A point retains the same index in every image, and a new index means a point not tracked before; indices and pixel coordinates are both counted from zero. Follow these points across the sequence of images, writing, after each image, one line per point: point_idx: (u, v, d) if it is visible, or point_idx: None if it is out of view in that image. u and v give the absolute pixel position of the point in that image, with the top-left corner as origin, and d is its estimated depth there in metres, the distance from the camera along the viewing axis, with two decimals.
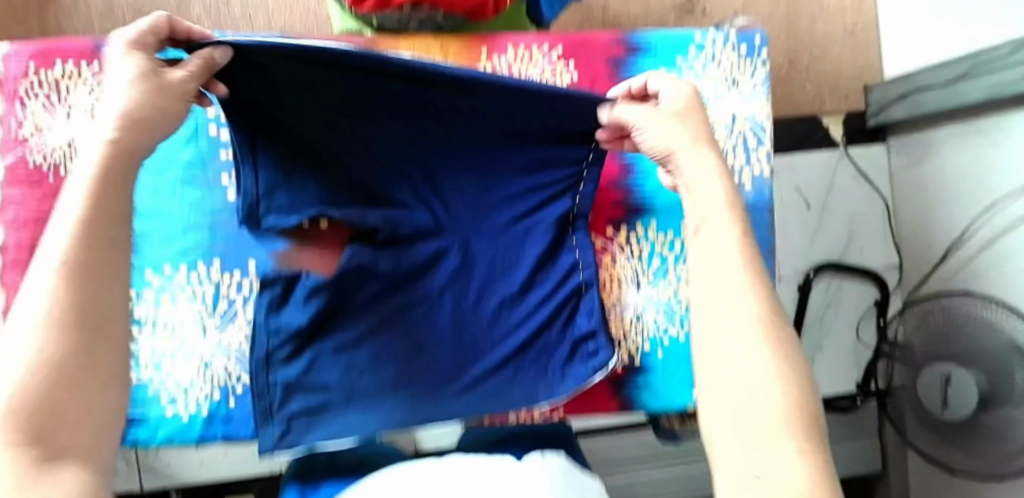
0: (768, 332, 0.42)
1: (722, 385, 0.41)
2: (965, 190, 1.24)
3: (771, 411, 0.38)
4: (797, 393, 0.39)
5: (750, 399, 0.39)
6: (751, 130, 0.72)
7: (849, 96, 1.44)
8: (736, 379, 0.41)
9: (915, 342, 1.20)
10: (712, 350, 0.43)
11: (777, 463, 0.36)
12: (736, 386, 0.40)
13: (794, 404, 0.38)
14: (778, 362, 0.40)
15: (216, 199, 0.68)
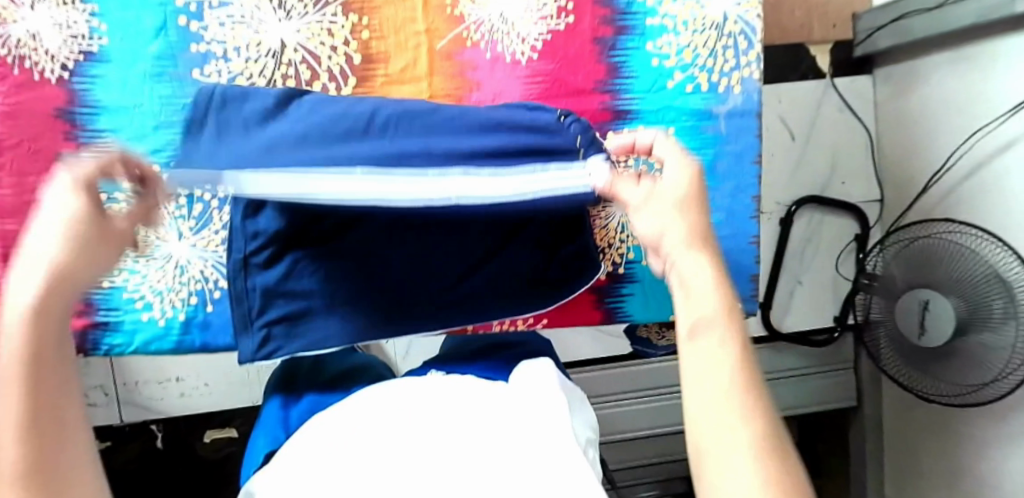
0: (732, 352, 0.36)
1: (697, 419, 0.34)
2: (950, 119, 1.24)
3: (737, 434, 0.32)
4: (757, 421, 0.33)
5: (715, 441, 0.33)
6: (742, 32, 0.69)
7: (838, 24, 1.42)
8: (709, 409, 0.34)
9: (893, 269, 1.19)
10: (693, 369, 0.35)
11: (749, 493, 0.30)
12: (708, 423, 0.33)
13: (753, 423, 0.33)
14: (738, 383, 0.34)
15: (187, 95, 0.66)
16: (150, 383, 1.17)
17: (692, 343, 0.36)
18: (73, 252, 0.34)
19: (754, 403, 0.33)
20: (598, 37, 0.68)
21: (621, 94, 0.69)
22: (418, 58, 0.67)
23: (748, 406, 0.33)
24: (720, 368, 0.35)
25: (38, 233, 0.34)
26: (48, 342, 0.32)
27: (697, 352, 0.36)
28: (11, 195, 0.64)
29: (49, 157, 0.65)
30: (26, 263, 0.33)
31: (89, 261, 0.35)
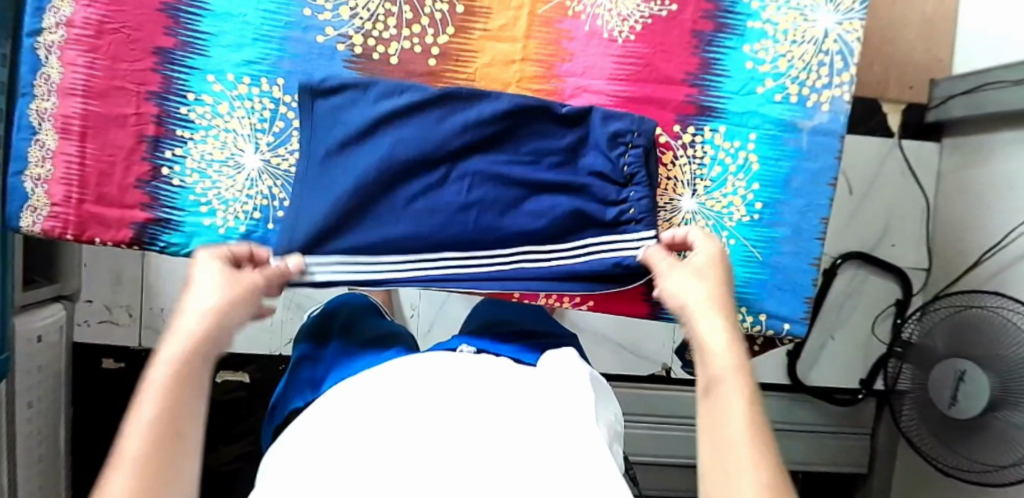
0: (743, 392, 0.45)
1: (711, 469, 0.42)
2: (1014, 198, 1.22)
3: (735, 448, 0.41)
4: (754, 439, 0.42)
5: (727, 486, 0.40)
6: (840, 52, 0.69)
7: (914, 86, 1.41)
8: (718, 459, 0.42)
9: (935, 340, 1.15)
10: (711, 410, 0.46)
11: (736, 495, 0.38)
12: (721, 469, 0.41)
13: (751, 444, 0.41)
14: (744, 417, 0.43)
15: (292, 13, 0.67)
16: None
17: (711, 401, 0.46)
18: (223, 310, 0.49)
19: (762, 447, 0.41)
20: (696, 30, 0.69)
21: (710, 90, 0.69)
22: (519, 19, 0.68)
23: (753, 445, 0.41)
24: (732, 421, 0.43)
25: (197, 302, 0.49)
26: (185, 376, 0.44)
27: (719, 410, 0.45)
28: (101, 76, 0.66)
29: (146, 49, 0.66)
30: (187, 325, 0.47)
31: (230, 317, 0.50)
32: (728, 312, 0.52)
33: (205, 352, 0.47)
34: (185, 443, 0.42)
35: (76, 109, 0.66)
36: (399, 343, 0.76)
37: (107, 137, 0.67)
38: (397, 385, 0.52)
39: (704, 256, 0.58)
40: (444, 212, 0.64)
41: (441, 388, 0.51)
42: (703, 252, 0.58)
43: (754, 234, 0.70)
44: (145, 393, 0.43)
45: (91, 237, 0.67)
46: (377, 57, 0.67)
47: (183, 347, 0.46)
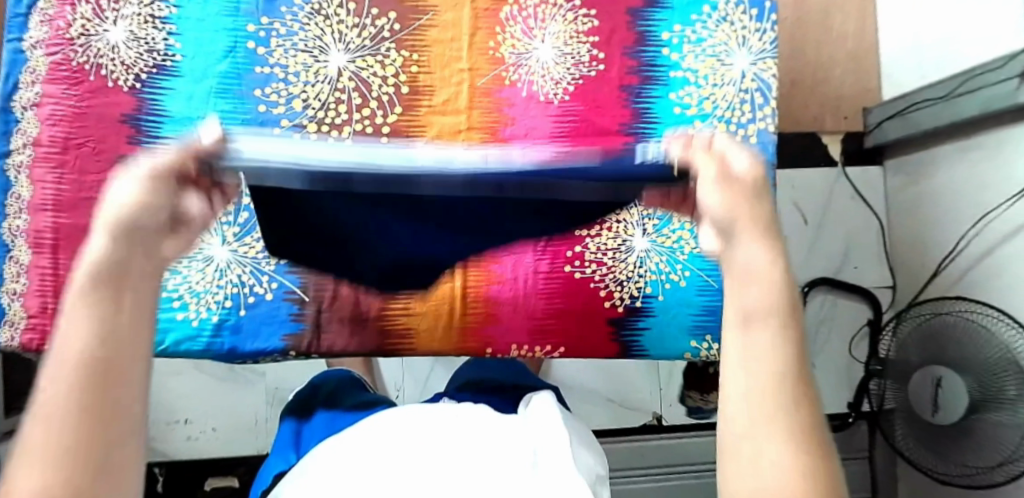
0: (781, 348, 0.36)
1: (735, 425, 0.35)
2: (959, 204, 1.28)
3: (759, 415, 0.34)
4: (785, 416, 0.34)
5: (750, 450, 0.34)
6: (759, 88, 0.75)
7: (849, 116, 1.51)
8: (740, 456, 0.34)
9: (909, 353, 1.17)
10: (737, 354, 0.37)
11: (759, 467, 0.33)
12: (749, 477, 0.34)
13: (780, 421, 0.34)
14: (776, 383, 0.35)
15: (248, 110, 0.70)
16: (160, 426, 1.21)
17: (747, 338, 0.37)
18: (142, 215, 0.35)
19: (791, 434, 0.33)
20: (624, 85, 0.74)
21: (646, 137, 0.74)
22: (461, 93, 0.73)
23: (795, 463, 0.33)
24: (744, 408, 0.35)
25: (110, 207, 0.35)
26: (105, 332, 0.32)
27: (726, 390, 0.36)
28: (70, 189, 0.69)
29: (111, 159, 0.69)
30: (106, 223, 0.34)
31: (141, 225, 0.35)
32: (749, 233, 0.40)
33: (120, 274, 0.34)
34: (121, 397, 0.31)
35: (47, 223, 0.69)
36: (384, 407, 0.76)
37: (78, 247, 0.69)
38: (369, 446, 0.53)
39: (742, 165, 0.40)
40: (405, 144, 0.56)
41: (412, 446, 0.51)
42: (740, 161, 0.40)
43: (708, 264, 0.73)
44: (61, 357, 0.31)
45: None
46: (332, 141, 0.71)
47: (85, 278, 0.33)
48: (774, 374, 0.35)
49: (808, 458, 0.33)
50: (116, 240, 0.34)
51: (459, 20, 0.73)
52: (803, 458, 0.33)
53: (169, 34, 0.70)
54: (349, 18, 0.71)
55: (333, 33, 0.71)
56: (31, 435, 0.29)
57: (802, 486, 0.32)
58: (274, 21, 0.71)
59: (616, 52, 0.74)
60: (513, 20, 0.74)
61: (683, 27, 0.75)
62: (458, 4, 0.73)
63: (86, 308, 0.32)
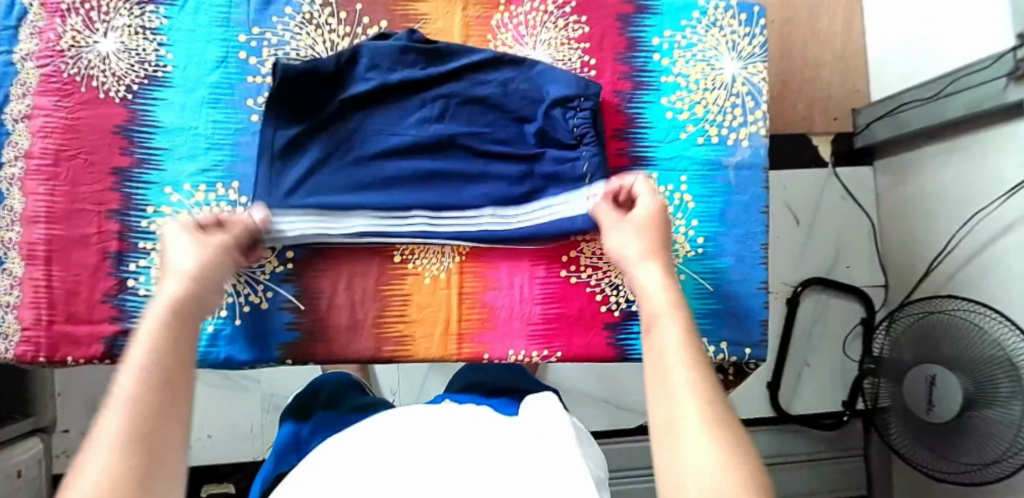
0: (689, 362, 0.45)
1: (661, 428, 0.42)
2: (948, 203, 1.30)
3: (685, 418, 0.41)
4: (707, 404, 0.42)
5: (680, 439, 0.40)
6: (749, 92, 0.76)
7: (838, 117, 1.52)
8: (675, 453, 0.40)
9: (903, 351, 1.19)
10: (664, 374, 0.45)
11: (684, 459, 0.39)
12: (680, 457, 0.39)
13: (703, 411, 0.41)
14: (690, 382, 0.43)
15: (241, 120, 0.71)
16: None
17: (657, 362, 0.47)
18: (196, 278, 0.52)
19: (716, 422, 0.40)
20: (616, 90, 0.75)
21: (638, 141, 0.74)
22: None
23: (721, 457, 0.38)
24: (684, 412, 0.41)
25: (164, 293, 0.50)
26: (167, 347, 0.45)
27: (667, 401, 0.43)
28: (63, 201, 0.69)
29: (104, 170, 0.69)
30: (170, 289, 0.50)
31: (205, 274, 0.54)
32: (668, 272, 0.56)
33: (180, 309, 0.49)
34: (175, 394, 0.43)
35: (40, 235, 0.68)
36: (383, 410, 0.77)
37: (71, 258, 0.69)
38: (374, 448, 0.53)
39: (646, 211, 0.62)
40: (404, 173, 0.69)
41: (414, 452, 0.52)
42: (644, 208, 0.62)
43: (703, 267, 0.74)
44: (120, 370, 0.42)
45: (63, 357, 0.67)
46: None
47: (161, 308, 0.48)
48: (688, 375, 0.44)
49: (740, 446, 0.38)
50: (188, 283, 0.51)
51: (450, 28, 0.74)
52: (728, 441, 0.39)
53: (160, 45, 0.70)
54: (340, 27, 0.71)
55: (325, 42, 0.71)
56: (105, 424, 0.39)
57: (731, 467, 0.37)
58: (265, 31, 0.71)
59: (607, 58, 0.75)
60: (504, 28, 0.74)
61: (673, 33, 0.76)
62: (449, 12, 0.74)
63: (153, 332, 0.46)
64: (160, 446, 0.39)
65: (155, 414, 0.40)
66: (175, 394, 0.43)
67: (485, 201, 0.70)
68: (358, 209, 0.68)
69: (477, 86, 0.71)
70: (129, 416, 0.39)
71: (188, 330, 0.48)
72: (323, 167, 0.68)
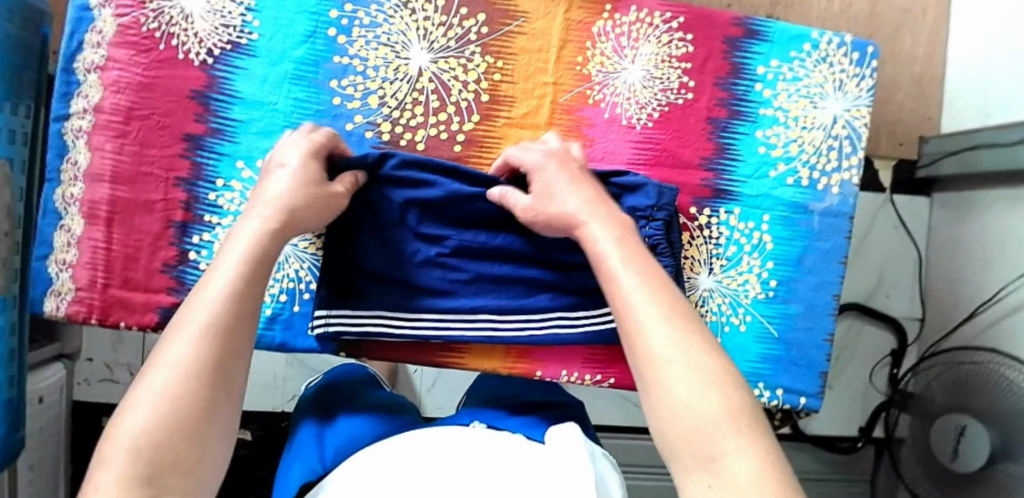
0: (676, 323, 0.44)
1: (663, 411, 0.41)
2: (1007, 252, 1.26)
3: (695, 383, 0.41)
4: (716, 368, 0.42)
5: (701, 430, 0.39)
6: (849, 136, 0.72)
7: (905, 142, 1.46)
8: (698, 460, 0.38)
9: (935, 394, 1.18)
10: (655, 343, 0.43)
11: (703, 431, 0.39)
12: (709, 452, 0.38)
13: (714, 378, 0.41)
14: (688, 348, 0.43)
15: (322, 102, 0.67)
16: None
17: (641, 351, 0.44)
18: (261, 249, 0.49)
19: (733, 411, 0.40)
20: (711, 117, 0.71)
21: (726, 173, 0.71)
22: (541, 107, 0.69)
23: (735, 425, 0.39)
24: (703, 408, 0.40)
25: (244, 232, 0.49)
26: (207, 369, 0.41)
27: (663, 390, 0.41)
28: (129, 163, 0.67)
29: (175, 135, 0.67)
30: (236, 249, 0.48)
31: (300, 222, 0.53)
32: (636, 241, 0.51)
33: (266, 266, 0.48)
34: (236, 368, 0.43)
35: (104, 195, 0.67)
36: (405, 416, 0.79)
37: (134, 223, 0.67)
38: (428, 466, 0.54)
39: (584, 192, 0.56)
40: (476, 246, 0.67)
41: (460, 473, 0.52)
42: (579, 191, 0.56)
43: (771, 310, 0.72)
44: (184, 323, 0.43)
45: (115, 321, 0.67)
46: (406, 143, 0.68)
47: (247, 258, 0.47)
48: (678, 337, 0.43)
49: (759, 441, 0.38)
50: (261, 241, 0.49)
51: (549, 29, 0.69)
52: (732, 406, 0.40)
53: (247, 10, 0.67)
54: (436, 15, 0.67)
55: (418, 29, 0.67)
56: (176, 360, 0.41)
57: (736, 427, 0.39)
58: (358, 9, 0.67)
59: (707, 81, 0.71)
60: (604, 36, 0.70)
61: (781, 63, 0.71)
62: (550, 13, 0.69)
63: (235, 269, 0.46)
64: (205, 432, 0.40)
65: (207, 396, 0.41)
66: (223, 376, 0.42)
67: (555, 305, 0.68)
68: (431, 309, 0.67)
69: None
70: (170, 395, 0.39)
71: (252, 312, 0.46)
72: (398, 234, 0.67)
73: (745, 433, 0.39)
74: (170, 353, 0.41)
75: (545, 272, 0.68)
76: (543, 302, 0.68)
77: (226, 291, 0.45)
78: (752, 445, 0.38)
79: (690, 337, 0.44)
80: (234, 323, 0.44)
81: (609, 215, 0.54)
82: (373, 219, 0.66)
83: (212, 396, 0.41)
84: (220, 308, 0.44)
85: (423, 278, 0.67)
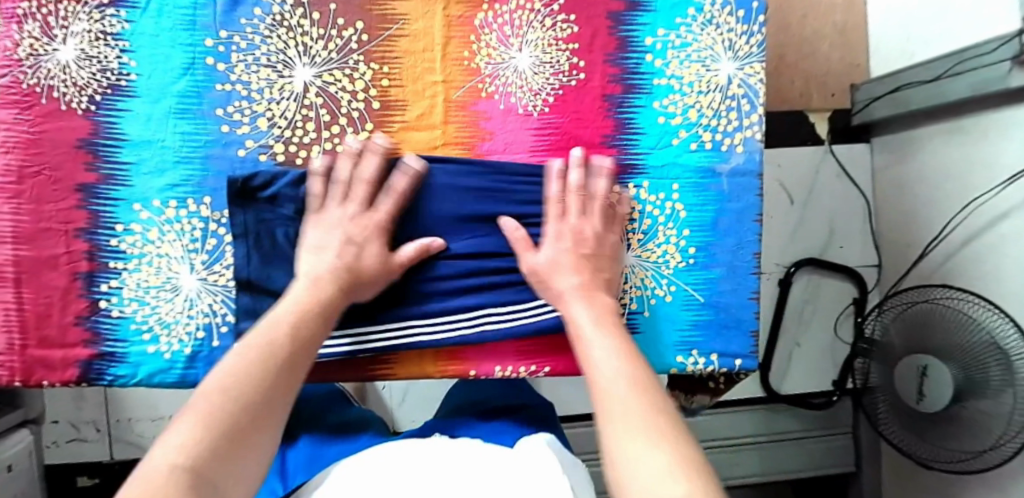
0: (635, 376, 0.51)
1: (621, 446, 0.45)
2: (947, 187, 1.27)
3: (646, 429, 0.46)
4: (664, 419, 0.47)
5: (646, 467, 0.43)
6: (745, 94, 0.73)
7: (836, 93, 1.47)
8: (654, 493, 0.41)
9: (893, 337, 1.19)
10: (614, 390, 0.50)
11: (651, 465, 0.43)
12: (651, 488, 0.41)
13: (661, 424, 0.46)
14: (641, 396, 0.49)
15: (210, 131, 0.67)
16: (148, 424, 1.27)
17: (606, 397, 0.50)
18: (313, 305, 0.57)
19: (679, 451, 0.44)
20: (606, 94, 0.71)
21: (628, 148, 0.71)
22: (435, 107, 0.69)
23: (683, 464, 0.42)
24: (650, 449, 0.44)
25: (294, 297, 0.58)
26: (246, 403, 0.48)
27: (618, 448, 0.46)
28: (29, 221, 0.66)
29: (70, 187, 0.66)
30: (283, 315, 0.56)
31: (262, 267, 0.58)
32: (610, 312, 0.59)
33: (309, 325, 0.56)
34: (273, 408, 0.50)
35: (8, 256, 0.65)
36: (367, 427, 0.80)
37: (42, 280, 0.66)
38: (376, 478, 0.54)
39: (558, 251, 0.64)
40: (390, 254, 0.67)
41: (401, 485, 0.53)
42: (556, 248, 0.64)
43: (694, 277, 0.72)
44: (237, 364, 0.50)
45: (37, 381, 0.66)
46: (302, 161, 0.67)
47: (293, 317, 0.56)
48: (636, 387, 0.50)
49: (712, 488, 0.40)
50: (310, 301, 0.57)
51: (431, 28, 0.69)
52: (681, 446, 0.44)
53: (122, 52, 0.66)
54: (313, 29, 0.67)
55: (297, 46, 0.67)
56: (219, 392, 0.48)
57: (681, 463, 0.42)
58: (234, 34, 0.67)
59: (597, 59, 0.71)
60: (488, 28, 0.70)
61: (667, 31, 0.72)
62: (430, 11, 0.69)
63: (279, 327, 0.54)
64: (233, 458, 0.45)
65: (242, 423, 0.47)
66: (260, 408, 0.48)
67: (479, 305, 0.68)
68: (353, 323, 0.66)
69: (455, 176, 0.68)
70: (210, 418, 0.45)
71: (296, 361, 0.53)
72: None
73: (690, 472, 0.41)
74: (215, 387, 0.48)
75: (459, 270, 0.68)
76: (464, 301, 0.68)
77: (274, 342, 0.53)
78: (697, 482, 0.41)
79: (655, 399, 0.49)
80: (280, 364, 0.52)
81: (593, 298, 0.61)
82: (281, 246, 0.65)
83: (247, 422, 0.47)
84: (264, 353, 0.51)
85: None
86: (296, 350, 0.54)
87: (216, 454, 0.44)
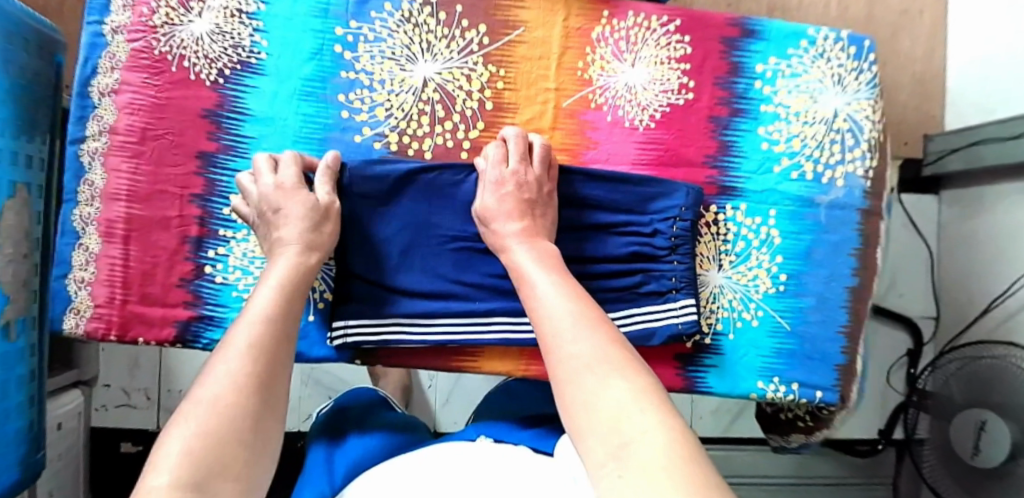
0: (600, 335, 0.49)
1: (584, 410, 0.44)
2: (1016, 247, 1.25)
3: (612, 390, 0.44)
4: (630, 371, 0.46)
5: (612, 421, 0.42)
6: (850, 130, 0.73)
7: (909, 142, 1.46)
8: (612, 449, 0.40)
9: (953, 390, 1.16)
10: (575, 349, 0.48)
11: (619, 417, 0.42)
12: (611, 447, 0.41)
13: (631, 384, 0.44)
14: (603, 350, 0.48)
15: (330, 116, 0.70)
16: None
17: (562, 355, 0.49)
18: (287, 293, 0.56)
19: (643, 400, 0.43)
20: (713, 116, 0.72)
21: (729, 171, 0.72)
22: (545, 112, 0.71)
23: (653, 416, 0.42)
24: (617, 403, 0.43)
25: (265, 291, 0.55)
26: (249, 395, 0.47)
27: (578, 409, 0.44)
28: (145, 181, 0.69)
29: (189, 153, 0.69)
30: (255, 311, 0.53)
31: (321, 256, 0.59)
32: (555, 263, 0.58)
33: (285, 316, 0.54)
34: (270, 399, 0.48)
35: (120, 214, 0.68)
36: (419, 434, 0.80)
37: (151, 239, 0.68)
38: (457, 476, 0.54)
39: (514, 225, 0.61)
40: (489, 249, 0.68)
41: None
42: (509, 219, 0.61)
43: (782, 305, 0.72)
44: (220, 358, 0.48)
45: (133, 337, 0.68)
46: (413, 153, 0.69)
47: (269, 309, 0.53)
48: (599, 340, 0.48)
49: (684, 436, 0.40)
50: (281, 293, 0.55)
51: (549, 37, 0.71)
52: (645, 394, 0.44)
53: (255, 30, 0.69)
54: (438, 28, 0.69)
55: (421, 42, 0.69)
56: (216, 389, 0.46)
57: (650, 416, 0.42)
58: (363, 25, 0.69)
59: (707, 81, 0.72)
60: (604, 41, 0.71)
61: (778, 61, 0.73)
62: (550, 21, 0.71)
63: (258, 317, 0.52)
64: (245, 449, 0.44)
65: (246, 420, 0.45)
66: (263, 413, 0.47)
67: None
68: (445, 314, 0.67)
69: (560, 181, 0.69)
70: (208, 418, 0.44)
71: (283, 351, 0.52)
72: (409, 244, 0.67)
73: (665, 426, 0.41)
74: (206, 387, 0.46)
75: None
76: None
77: (256, 333, 0.51)
78: (670, 431, 0.40)
79: (612, 362, 0.46)
80: (269, 362, 0.50)
81: (539, 247, 0.60)
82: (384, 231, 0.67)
83: (249, 426, 0.45)
84: (255, 348, 0.49)
85: (439, 288, 0.67)
86: (279, 341, 0.52)
87: (223, 452, 0.43)
